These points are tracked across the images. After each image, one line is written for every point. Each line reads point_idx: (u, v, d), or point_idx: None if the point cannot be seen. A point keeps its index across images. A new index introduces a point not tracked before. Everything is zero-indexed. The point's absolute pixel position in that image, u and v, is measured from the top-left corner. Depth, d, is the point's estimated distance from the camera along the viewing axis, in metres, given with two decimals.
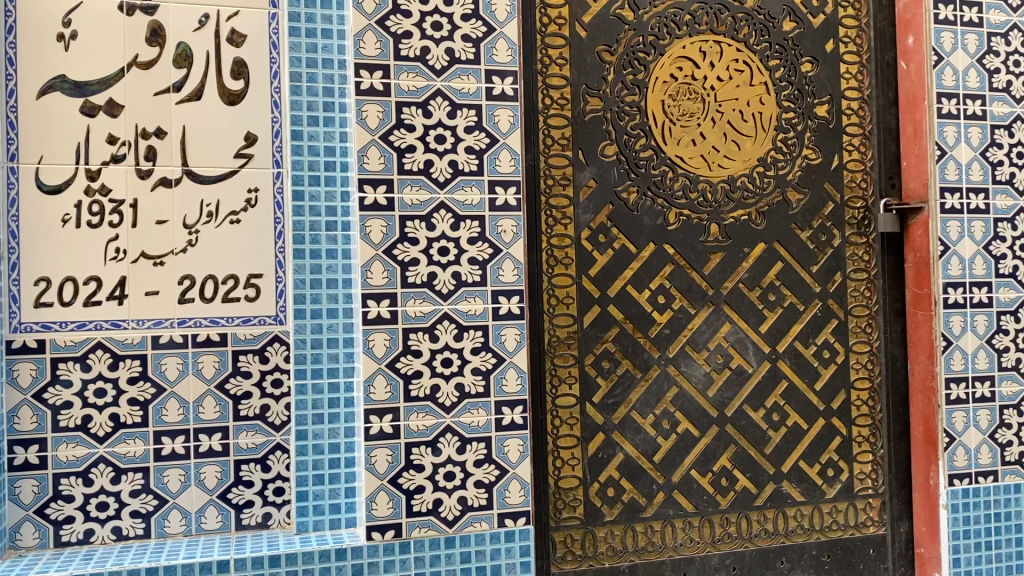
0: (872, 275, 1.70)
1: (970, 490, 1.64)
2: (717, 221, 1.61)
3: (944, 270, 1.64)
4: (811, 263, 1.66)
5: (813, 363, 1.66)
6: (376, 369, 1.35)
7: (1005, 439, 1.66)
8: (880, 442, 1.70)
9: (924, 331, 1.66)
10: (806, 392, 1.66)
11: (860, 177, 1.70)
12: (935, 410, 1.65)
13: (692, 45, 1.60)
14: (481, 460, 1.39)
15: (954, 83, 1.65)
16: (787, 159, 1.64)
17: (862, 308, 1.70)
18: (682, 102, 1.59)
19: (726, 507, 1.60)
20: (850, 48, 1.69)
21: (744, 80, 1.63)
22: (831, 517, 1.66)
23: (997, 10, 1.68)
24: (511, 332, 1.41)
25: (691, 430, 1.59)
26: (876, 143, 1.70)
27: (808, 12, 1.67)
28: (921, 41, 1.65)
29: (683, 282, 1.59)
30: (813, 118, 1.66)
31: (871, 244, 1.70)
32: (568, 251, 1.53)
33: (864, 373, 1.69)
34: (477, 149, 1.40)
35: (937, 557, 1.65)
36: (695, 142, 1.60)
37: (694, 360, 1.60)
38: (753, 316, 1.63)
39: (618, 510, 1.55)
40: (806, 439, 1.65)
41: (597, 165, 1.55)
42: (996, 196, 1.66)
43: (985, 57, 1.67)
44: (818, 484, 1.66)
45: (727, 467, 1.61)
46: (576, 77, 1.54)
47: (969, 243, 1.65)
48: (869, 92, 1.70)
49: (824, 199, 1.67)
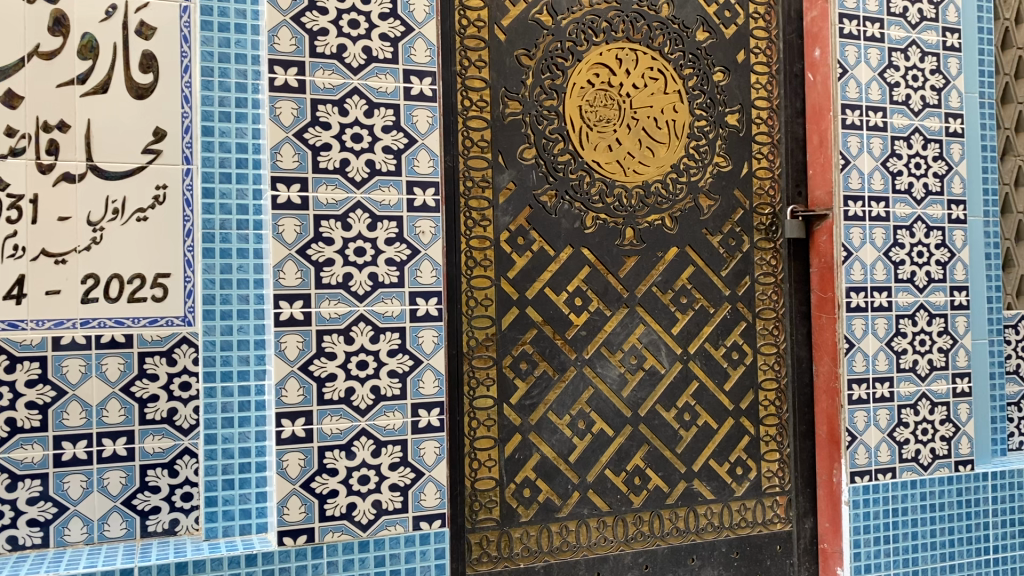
0: (779, 279, 1.76)
1: (871, 487, 1.70)
2: (632, 226, 1.64)
3: (847, 275, 1.70)
4: (721, 267, 1.70)
5: (722, 364, 1.70)
6: (288, 371, 1.33)
7: (902, 437, 1.74)
8: (786, 441, 1.75)
9: (828, 334, 1.72)
10: (716, 393, 1.70)
11: (768, 184, 1.75)
12: (838, 410, 1.70)
13: (609, 52, 1.63)
14: (396, 463, 1.38)
15: (857, 95, 1.71)
16: (699, 166, 1.68)
17: (770, 310, 1.75)
18: (599, 108, 1.62)
19: (638, 506, 1.63)
20: (760, 59, 1.74)
21: (659, 88, 1.66)
22: (739, 514, 1.71)
23: (897, 26, 1.75)
24: (429, 333, 1.41)
25: (606, 430, 1.61)
26: (784, 151, 1.75)
27: (720, 23, 1.71)
28: (826, 54, 1.71)
29: (599, 285, 1.61)
30: (723, 127, 1.70)
31: (779, 250, 1.76)
32: (487, 253, 1.52)
33: (771, 374, 1.75)
34: (395, 149, 1.39)
35: (839, 552, 1.71)
36: (611, 148, 1.63)
37: (610, 361, 1.62)
38: (666, 318, 1.66)
39: (533, 511, 1.55)
40: (716, 438, 1.70)
41: (516, 168, 1.56)
42: (895, 205, 1.74)
43: (886, 71, 1.74)
44: (728, 483, 1.70)
45: (641, 466, 1.63)
46: (495, 79, 1.54)
47: (870, 249, 1.71)
48: (777, 102, 1.75)
49: (734, 205, 1.71)
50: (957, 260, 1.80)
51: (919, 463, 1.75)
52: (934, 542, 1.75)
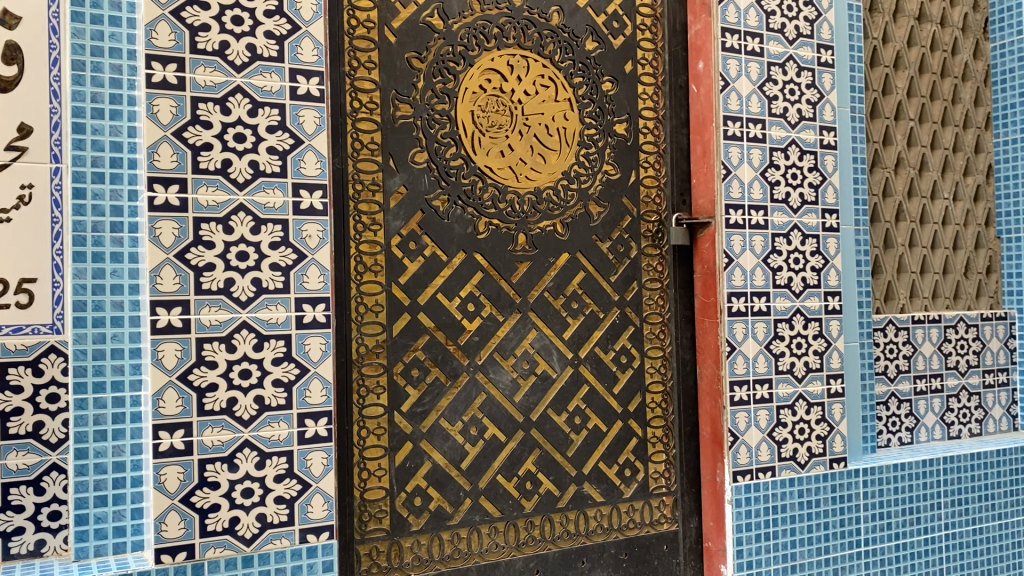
0: (665, 284, 1.80)
1: (751, 486, 1.76)
2: (525, 231, 1.64)
3: (728, 281, 1.75)
4: (610, 273, 1.73)
5: (611, 367, 1.72)
6: (166, 382, 1.27)
7: (781, 436, 1.80)
8: (672, 442, 1.79)
9: (711, 337, 1.77)
10: (606, 396, 1.72)
11: (655, 192, 1.79)
12: (721, 411, 1.75)
13: (500, 58, 1.62)
14: (282, 475, 1.34)
15: (738, 107, 1.77)
16: (590, 173, 1.70)
17: (656, 315, 1.78)
18: (490, 113, 1.61)
19: (530, 510, 1.63)
20: (647, 70, 1.78)
21: (549, 95, 1.67)
22: (628, 515, 1.73)
23: (776, 42, 1.82)
24: (316, 341, 1.37)
25: (498, 436, 1.61)
26: (669, 161, 1.79)
27: (609, 33, 1.73)
28: (709, 67, 1.76)
29: (492, 290, 1.61)
30: (612, 135, 1.73)
31: (665, 256, 1.79)
32: (377, 258, 1.50)
33: (658, 377, 1.78)
34: (280, 150, 1.35)
35: (722, 550, 1.76)
36: (503, 153, 1.63)
37: (502, 366, 1.62)
38: (558, 323, 1.67)
39: (424, 520, 1.53)
40: (606, 441, 1.72)
41: (407, 172, 1.53)
42: (773, 213, 1.81)
43: (765, 85, 1.81)
44: (617, 485, 1.72)
45: (532, 471, 1.64)
46: (385, 82, 1.51)
47: (750, 255, 1.77)
48: (664, 113, 1.79)
49: (622, 212, 1.74)
50: (830, 266, 1.88)
51: (797, 462, 1.82)
52: (810, 537, 1.82)
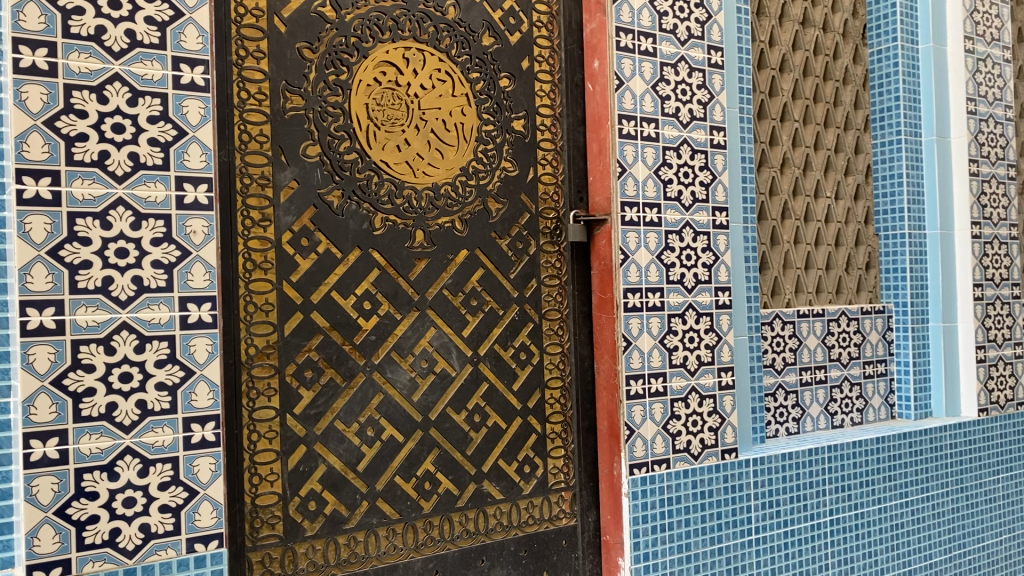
0: (563, 281, 1.80)
1: (647, 478, 1.78)
2: (422, 227, 1.61)
3: (625, 277, 1.77)
4: (509, 269, 1.72)
5: (511, 365, 1.72)
6: (38, 387, 1.18)
7: (675, 429, 1.83)
8: (570, 438, 1.80)
9: (608, 333, 1.78)
10: (505, 393, 1.71)
11: (552, 189, 1.79)
12: (618, 405, 1.77)
13: (395, 51, 1.59)
14: (166, 483, 1.28)
15: (633, 106, 1.79)
16: (487, 170, 1.69)
17: (555, 311, 1.79)
18: (386, 107, 1.58)
19: (428, 511, 1.61)
20: (543, 67, 1.78)
21: (446, 90, 1.65)
22: (527, 512, 1.73)
23: (668, 42, 1.85)
24: (202, 342, 1.32)
25: (395, 437, 1.58)
26: (566, 158, 1.80)
27: (505, 29, 1.73)
28: (605, 65, 1.77)
29: (388, 288, 1.58)
30: (510, 132, 1.72)
31: (563, 253, 1.80)
32: (268, 255, 1.44)
33: (557, 373, 1.79)
34: (163, 142, 1.29)
35: (620, 543, 1.77)
36: (399, 148, 1.59)
37: (399, 365, 1.59)
38: (456, 320, 1.65)
39: (320, 524, 1.49)
40: (505, 438, 1.71)
41: (298, 166, 1.49)
42: (667, 210, 1.84)
43: (659, 84, 1.83)
44: (516, 481, 1.72)
45: (431, 471, 1.61)
46: (275, 72, 1.46)
47: (645, 252, 1.80)
48: (561, 110, 1.80)
49: (521, 209, 1.74)
50: (721, 262, 1.93)
51: (690, 453, 1.86)
52: (704, 527, 1.86)
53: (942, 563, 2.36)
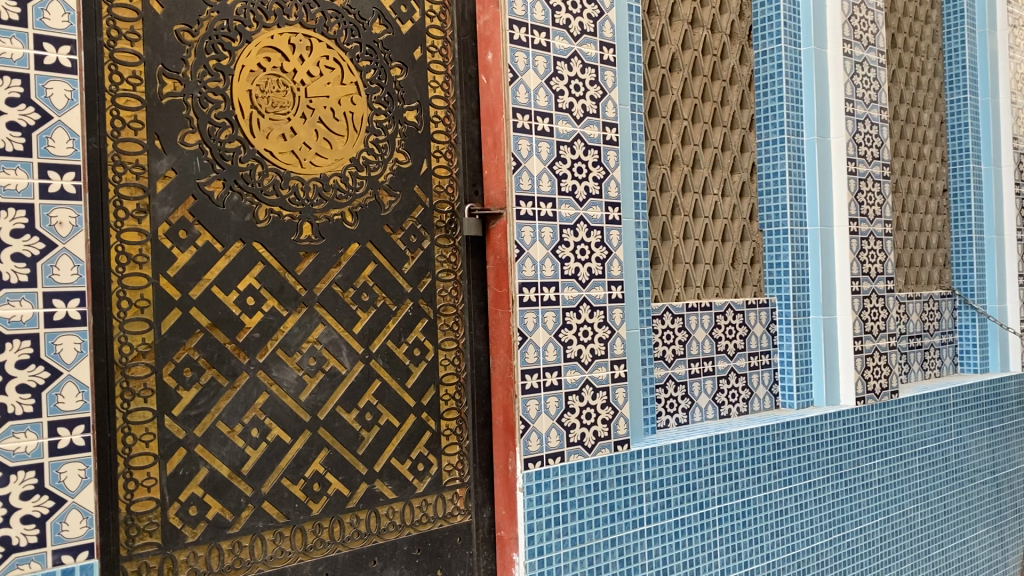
0: (458, 275, 1.78)
1: (542, 473, 1.78)
2: (309, 220, 1.56)
3: (519, 271, 1.75)
4: (401, 263, 1.68)
5: (404, 361, 1.69)
6: None
7: (569, 423, 1.84)
8: (465, 434, 1.78)
9: (503, 327, 1.77)
10: (398, 391, 1.68)
11: (446, 182, 1.76)
12: (512, 400, 1.76)
13: (281, 36, 1.53)
14: (30, 492, 1.19)
15: (526, 99, 1.78)
16: (378, 161, 1.65)
17: (449, 306, 1.77)
18: (270, 94, 1.52)
19: (317, 513, 1.56)
20: (436, 58, 1.75)
21: (335, 78, 1.60)
22: (420, 511, 1.70)
23: (561, 37, 1.85)
24: (70, 340, 1.23)
25: (282, 437, 1.52)
26: (460, 151, 1.78)
27: (396, 17, 1.69)
28: (498, 58, 1.76)
29: (273, 283, 1.52)
30: (401, 123, 1.69)
31: (457, 247, 1.78)
32: (143, 248, 1.37)
33: (451, 368, 1.77)
34: (24, 126, 1.20)
35: (515, 538, 1.76)
36: (285, 137, 1.54)
37: (286, 364, 1.53)
38: (346, 317, 1.61)
39: (201, 530, 1.42)
40: (397, 436, 1.68)
41: (176, 154, 1.41)
42: (561, 205, 1.84)
43: (552, 79, 1.83)
44: (409, 480, 1.69)
45: (320, 472, 1.57)
46: (150, 55, 1.38)
47: (540, 246, 1.79)
48: (454, 102, 1.77)
49: (413, 202, 1.70)
50: (613, 257, 1.95)
51: (584, 447, 1.87)
52: (597, 519, 1.87)
53: (823, 546, 2.46)
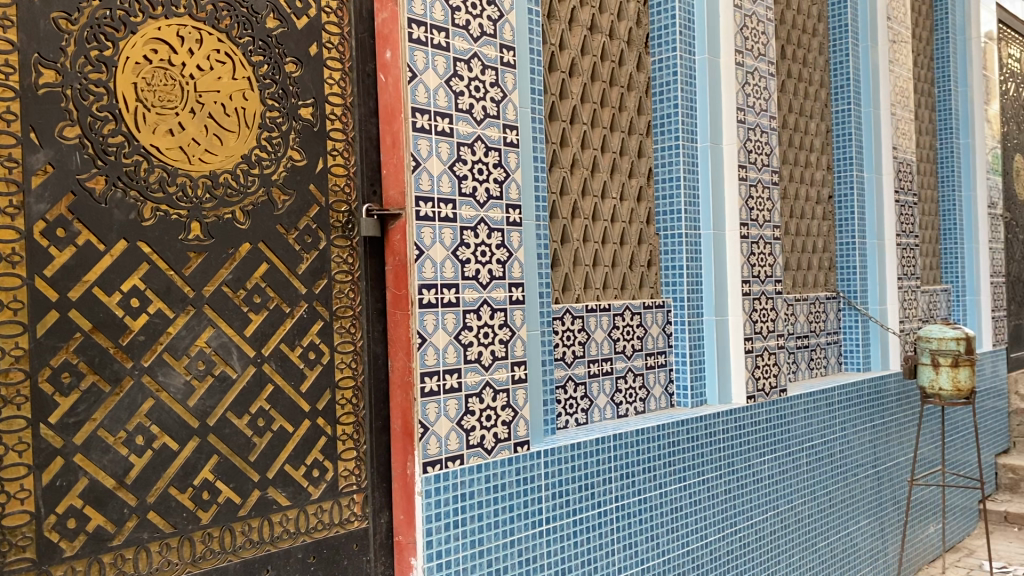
0: (355, 277, 1.75)
1: (441, 476, 1.76)
2: (198, 219, 1.51)
3: (419, 273, 1.74)
4: (296, 264, 1.65)
5: (298, 365, 1.65)
6: None
7: (469, 425, 1.83)
8: (362, 438, 1.75)
9: (402, 329, 1.75)
10: (292, 395, 1.64)
11: (343, 181, 1.73)
12: (411, 403, 1.74)
13: (168, 28, 1.47)
14: None
15: (425, 99, 1.76)
16: (272, 159, 1.61)
17: (346, 308, 1.73)
18: (157, 87, 1.46)
19: (207, 522, 1.51)
20: (333, 54, 1.72)
21: (226, 72, 1.55)
22: (315, 517, 1.67)
23: (461, 38, 1.85)
24: None
25: (169, 444, 1.46)
26: (357, 150, 1.75)
27: (291, 12, 1.65)
28: (397, 56, 1.74)
29: (160, 284, 1.46)
30: (296, 120, 1.65)
31: (355, 248, 1.75)
32: (15, 248, 1.30)
33: (348, 372, 1.73)
34: None
35: (413, 542, 1.75)
36: (172, 133, 1.48)
37: (173, 368, 1.47)
38: (237, 319, 1.56)
39: (80, 544, 1.35)
40: (291, 441, 1.64)
41: (54, 148, 1.34)
42: (461, 207, 1.83)
43: (452, 80, 1.82)
44: (304, 486, 1.65)
45: (209, 479, 1.51)
46: (24, 43, 1.31)
47: (439, 248, 1.78)
48: (351, 100, 1.74)
49: (309, 201, 1.67)
50: (514, 259, 1.96)
51: (484, 449, 1.86)
52: (497, 521, 1.87)
53: (716, 541, 2.53)
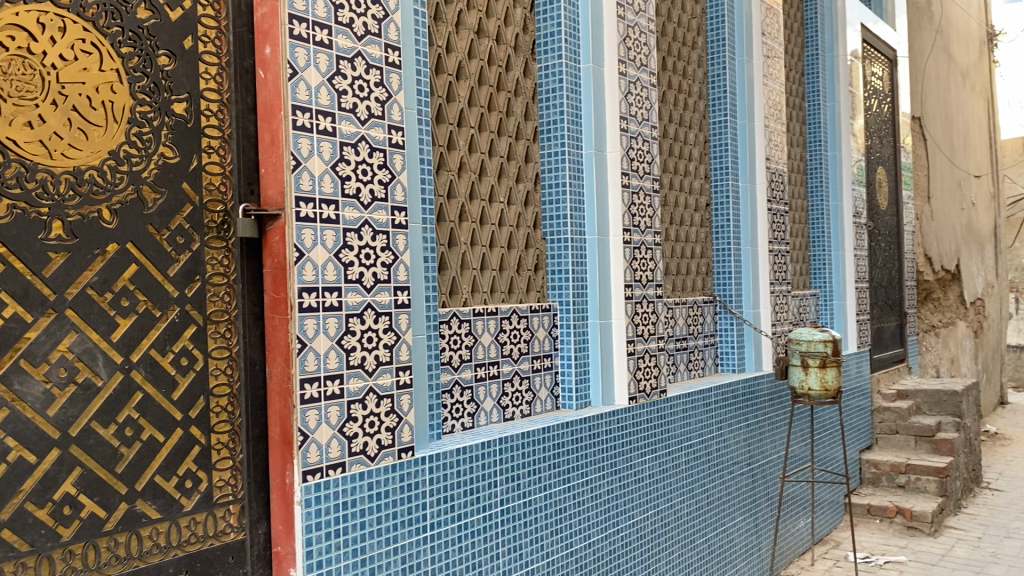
0: (232, 280, 1.69)
1: (321, 484, 1.72)
2: (60, 217, 1.42)
3: (299, 276, 1.69)
4: (167, 266, 1.57)
5: (170, 372, 1.58)
6: None
7: (352, 432, 1.79)
8: (239, 447, 1.69)
9: (280, 334, 1.70)
10: (163, 403, 1.57)
11: (219, 180, 1.67)
12: (290, 410, 1.69)
13: (28, 14, 1.39)
14: None
15: (307, 97, 1.72)
16: (142, 155, 1.54)
17: (222, 312, 1.67)
18: (14, 77, 1.37)
19: (68, 539, 1.42)
20: (209, 48, 1.66)
21: (92, 63, 1.47)
22: (188, 530, 1.60)
23: (345, 36, 1.81)
24: None
25: (26, 457, 1.37)
26: (234, 147, 1.69)
27: (164, 3, 1.58)
28: (277, 52, 1.69)
29: (17, 286, 1.37)
30: (169, 115, 1.58)
31: (231, 249, 1.69)
32: None
33: (224, 378, 1.67)
34: None
35: (292, 553, 1.70)
36: (31, 125, 1.39)
37: (31, 376, 1.38)
38: (104, 324, 1.48)
39: None
40: (162, 452, 1.56)
41: None
42: (344, 208, 1.79)
43: (335, 78, 1.78)
44: (175, 498, 1.58)
45: (71, 493, 1.43)
46: None
47: (321, 250, 1.74)
48: (228, 96, 1.69)
49: (182, 200, 1.60)
50: (399, 262, 1.93)
51: (367, 456, 1.83)
52: (379, 529, 1.85)
53: (599, 541, 2.56)
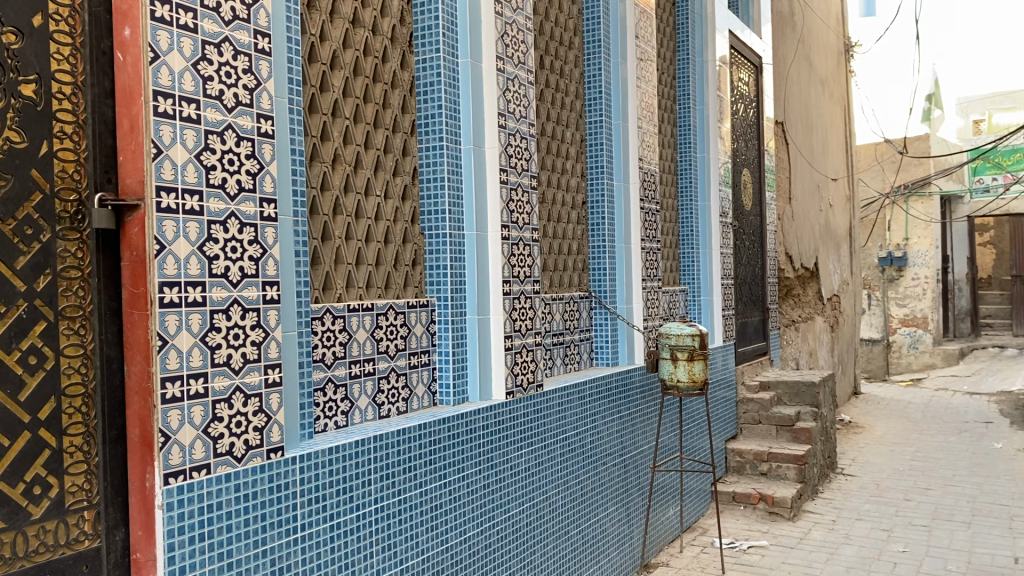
0: (87, 273, 1.59)
1: (185, 487, 1.65)
2: None
3: (160, 270, 1.62)
4: (13, 258, 1.47)
5: (16, 371, 1.48)
6: None
7: (217, 432, 1.73)
8: (94, 450, 1.60)
9: (140, 331, 1.62)
10: (8, 405, 1.46)
11: (73, 168, 1.58)
12: (151, 411, 1.62)
13: None
14: None
15: (169, 83, 1.65)
16: None
17: (76, 308, 1.58)
18: None
19: None
20: (61, 28, 1.56)
21: None
22: (37, 540, 1.50)
23: (211, 20, 1.74)
24: None
25: None
26: (90, 133, 1.60)
27: None
28: (137, 34, 1.61)
29: None
30: (16, 97, 1.48)
31: (86, 240, 1.59)
32: None
33: (77, 377, 1.58)
34: None
35: (152, 560, 1.61)
36: None
37: None
38: None
39: None
40: (7, 456, 1.46)
41: None
42: (209, 199, 1.73)
43: (200, 63, 1.71)
44: (23, 506, 1.48)
45: None
46: None
47: (183, 242, 1.67)
48: (83, 79, 1.59)
49: (30, 188, 1.50)
50: (268, 256, 1.88)
51: (234, 456, 1.77)
52: (247, 531, 1.79)
53: (475, 536, 2.57)
